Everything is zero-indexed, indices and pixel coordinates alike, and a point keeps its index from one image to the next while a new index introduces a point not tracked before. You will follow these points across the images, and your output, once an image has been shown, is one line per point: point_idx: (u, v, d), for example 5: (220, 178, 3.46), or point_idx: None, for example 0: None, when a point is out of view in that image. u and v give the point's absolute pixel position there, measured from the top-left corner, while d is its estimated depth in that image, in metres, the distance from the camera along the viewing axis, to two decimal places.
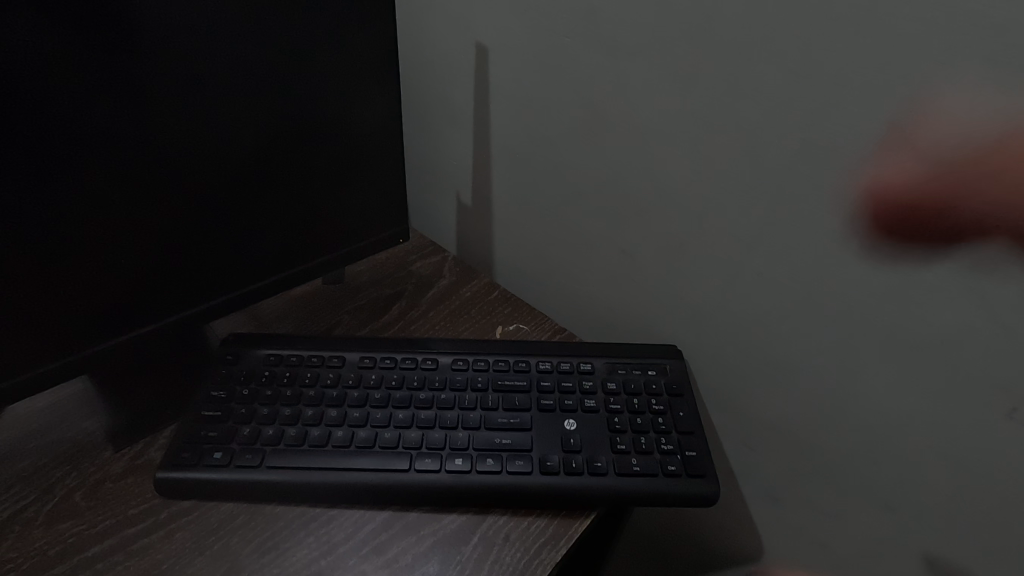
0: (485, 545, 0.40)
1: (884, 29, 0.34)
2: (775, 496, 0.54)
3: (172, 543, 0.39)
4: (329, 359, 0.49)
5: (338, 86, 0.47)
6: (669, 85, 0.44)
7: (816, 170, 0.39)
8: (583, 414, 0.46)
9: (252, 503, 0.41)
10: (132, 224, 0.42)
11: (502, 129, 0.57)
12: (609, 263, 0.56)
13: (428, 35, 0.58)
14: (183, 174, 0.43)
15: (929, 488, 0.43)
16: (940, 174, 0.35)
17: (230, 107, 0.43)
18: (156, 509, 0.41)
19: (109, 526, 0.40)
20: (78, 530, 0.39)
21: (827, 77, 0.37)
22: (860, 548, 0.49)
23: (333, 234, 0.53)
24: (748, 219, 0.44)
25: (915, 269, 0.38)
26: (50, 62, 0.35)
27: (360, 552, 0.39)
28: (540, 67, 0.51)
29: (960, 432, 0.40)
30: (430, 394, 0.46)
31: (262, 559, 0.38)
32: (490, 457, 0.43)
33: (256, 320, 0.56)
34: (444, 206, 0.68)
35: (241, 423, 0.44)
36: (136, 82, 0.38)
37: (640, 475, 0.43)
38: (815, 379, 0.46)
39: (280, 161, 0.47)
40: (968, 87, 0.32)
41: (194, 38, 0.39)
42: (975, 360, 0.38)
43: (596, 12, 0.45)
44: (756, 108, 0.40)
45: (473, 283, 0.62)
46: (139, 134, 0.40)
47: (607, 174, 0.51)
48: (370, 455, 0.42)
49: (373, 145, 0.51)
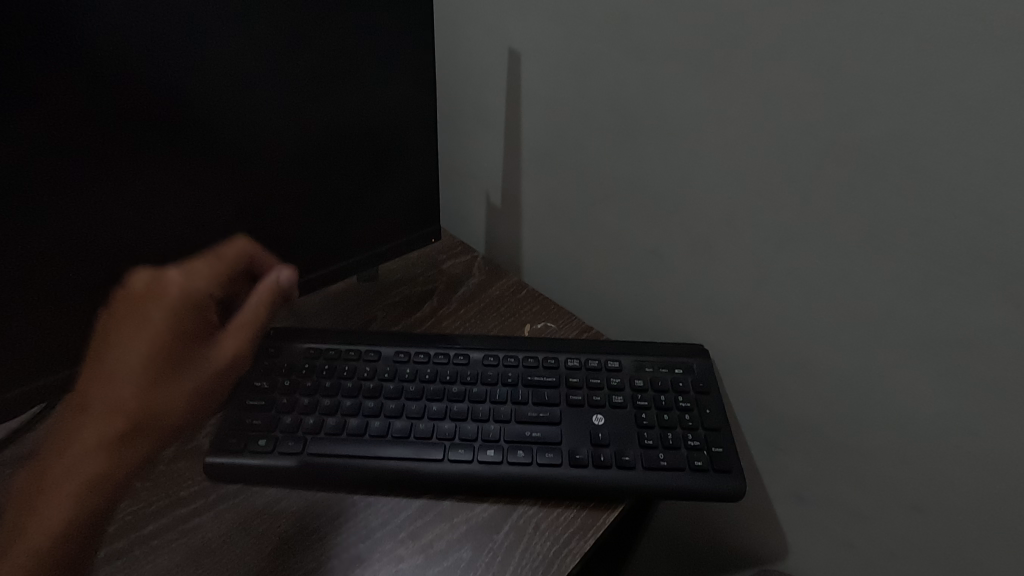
0: (516, 534, 0.41)
1: (916, 32, 0.34)
2: (799, 496, 0.54)
3: (220, 524, 0.41)
4: (365, 352, 0.51)
5: (376, 91, 0.49)
6: (698, 88, 0.45)
7: (844, 172, 0.40)
8: (611, 409, 0.47)
9: (294, 488, 0.43)
10: (182, 225, 0.44)
11: (532, 132, 0.59)
12: (636, 263, 0.57)
13: (461, 41, 0.60)
14: (230, 176, 0.45)
15: (958, 487, 0.43)
16: (968, 175, 0.35)
17: (273, 110, 0.45)
18: (203, 492, 0.43)
19: (161, 508, 0.42)
20: (133, 510, 0.42)
21: (855, 81, 0.37)
22: (887, 548, 0.50)
23: (369, 232, 0.55)
24: (775, 220, 0.45)
25: (943, 269, 0.38)
26: (98, 69, 0.37)
27: (397, 537, 0.41)
28: (571, 70, 0.52)
29: (990, 431, 0.40)
30: (462, 388, 0.48)
31: (305, 541, 0.40)
32: (521, 449, 0.44)
33: (294, 316, 0.58)
34: (474, 206, 0.70)
35: (283, 412, 0.46)
36: (178, 84, 0.40)
37: (667, 469, 0.44)
38: (842, 379, 0.47)
39: (323, 163, 0.49)
40: (999, 86, 0.33)
41: (244, 45, 0.41)
42: (1004, 360, 0.38)
43: (627, 18, 0.46)
44: (784, 111, 0.41)
45: (502, 282, 0.63)
46: (192, 138, 0.42)
47: (636, 174, 0.52)
48: (406, 445, 0.44)
49: (408, 146, 0.53)
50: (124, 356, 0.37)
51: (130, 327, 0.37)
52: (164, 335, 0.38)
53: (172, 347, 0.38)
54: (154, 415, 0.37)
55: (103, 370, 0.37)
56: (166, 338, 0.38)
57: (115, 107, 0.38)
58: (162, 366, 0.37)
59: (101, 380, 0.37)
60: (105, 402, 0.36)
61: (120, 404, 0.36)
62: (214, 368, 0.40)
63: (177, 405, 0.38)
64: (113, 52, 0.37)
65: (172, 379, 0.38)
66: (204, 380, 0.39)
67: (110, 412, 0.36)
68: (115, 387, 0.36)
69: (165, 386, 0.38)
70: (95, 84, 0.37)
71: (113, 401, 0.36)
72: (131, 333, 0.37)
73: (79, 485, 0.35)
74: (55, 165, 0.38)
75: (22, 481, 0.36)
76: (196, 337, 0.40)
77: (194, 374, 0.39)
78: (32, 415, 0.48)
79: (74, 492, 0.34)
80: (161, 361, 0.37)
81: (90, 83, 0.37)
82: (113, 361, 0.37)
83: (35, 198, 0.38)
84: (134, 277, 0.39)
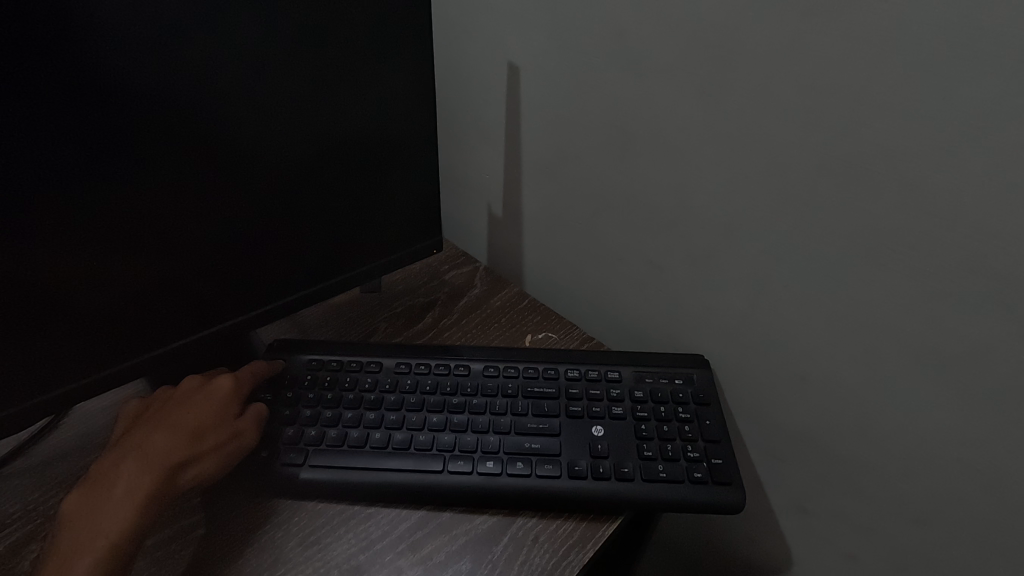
0: (515, 546, 0.41)
1: (904, 47, 0.34)
2: (803, 507, 0.54)
3: (225, 533, 0.42)
4: (367, 364, 0.51)
5: (377, 107, 0.50)
6: (693, 103, 0.45)
7: (837, 186, 0.40)
8: (610, 421, 0.47)
9: (296, 499, 0.44)
10: (190, 239, 0.45)
11: (532, 145, 0.59)
12: (637, 274, 0.57)
13: (462, 56, 0.61)
14: (233, 191, 0.46)
15: (962, 500, 0.43)
16: (961, 190, 0.35)
17: (275, 126, 0.45)
18: (210, 500, 0.44)
19: (172, 518, 0.43)
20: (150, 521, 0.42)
21: (846, 97, 0.37)
22: (890, 560, 0.49)
23: (372, 246, 0.56)
24: (771, 233, 0.45)
25: (939, 283, 0.38)
26: (101, 88, 0.38)
27: (397, 549, 0.41)
28: (568, 85, 0.53)
29: (990, 445, 0.40)
30: (463, 399, 0.48)
31: (306, 552, 0.41)
32: (520, 460, 0.44)
33: (299, 327, 0.59)
34: (477, 218, 0.71)
35: (286, 424, 0.47)
36: (180, 101, 0.41)
37: (666, 481, 0.44)
38: (842, 390, 0.46)
39: (325, 179, 0.50)
40: (990, 104, 0.32)
41: (244, 64, 0.42)
42: (1003, 374, 0.38)
43: (621, 34, 0.47)
44: (777, 126, 0.41)
45: (504, 292, 0.64)
46: (200, 155, 0.43)
47: (633, 187, 0.53)
48: (406, 456, 0.45)
49: (410, 161, 0.54)
50: (187, 416, 0.44)
51: (200, 395, 0.45)
52: (221, 403, 0.45)
53: (199, 435, 0.43)
54: (196, 460, 0.42)
55: (163, 425, 0.43)
56: (223, 404, 0.45)
57: (116, 123, 0.39)
58: (211, 421, 0.44)
59: (158, 431, 0.42)
60: (163, 447, 0.41)
61: (173, 449, 0.41)
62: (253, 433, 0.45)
63: (217, 453, 0.43)
64: (114, 68, 0.37)
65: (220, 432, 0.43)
66: (241, 435, 0.44)
67: (161, 453, 0.41)
68: (169, 437, 0.42)
69: (209, 435, 0.43)
70: (98, 101, 0.38)
71: (165, 448, 0.41)
72: (200, 400, 0.45)
73: (127, 509, 0.38)
74: (58, 180, 0.38)
75: (66, 505, 0.39)
76: (239, 406, 0.46)
77: (233, 429, 0.44)
78: (43, 426, 0.49)
79: (124, 514, 0.38)
80: (210, 419, 0.44)
81: (90, 98, 0.37)
82: (174, 419, 0.43)
83: (48, 211, 0.39)
84: (188, 383, 0.47)
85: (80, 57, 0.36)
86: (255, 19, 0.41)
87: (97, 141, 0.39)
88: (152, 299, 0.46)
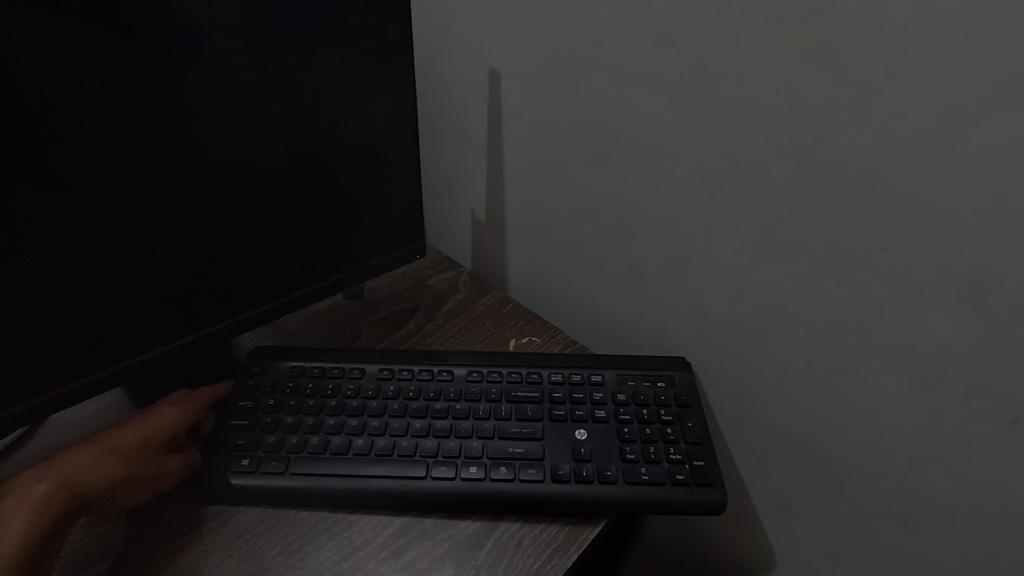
0: (498, 551, 0.41)
1: (874, 53, 0.35)
2: (785, 507, 0.55)
3: (172, 562, 0.40)
4: (350, 370, 0.51)
5: (357, 109, 0.49)
6: (670, 109, 0.46)
7: (812, 190, 0.41)
8: (593, 424, 0.48)
9: (278, 508, 0.44)
10: (163, 248, 0.45)
11: (514, 151, 0.59)
12: (619, 278, 0.58)
13: (444, 60, 0.61)
14: (211, 196, 0.45)
15: (936, 496, 0.44)
16: (931, 193, 0.36)
17: (255, 132, 0.45)
18: (154, 522, 0.43)
19: (122, 536, 0.42)
20: (96, 537, 0.42)
21: (819, 101, 0.38)
22: (870, 558, 0.50)
23: (354, 250, 0.56)
24: (748, 238, 0.46)
25: (909, 283, 0.39)
26: (81, 94, 0.37)
27: (380, 555, 0.41)
28: (549, 89, 0.53)
29: (965, 441, 0.41)
30: (446, 405, 0.48)
31: (287, 561, 0.40)
32: (503, 465, 0.44)
33: (280, 334, 0.59)
34: (461, 223, 0.71)
35: (267, 432, 0.47)
36: (153, 105, 0.40)
37: (648, 483, 0.44)
38: (821, 390, 0.47)
39: (306, 181, 0.49)
40: (960, 109, 0.33)
41: (225, 68, 0.42)
42: (976, 372, 0.38)
43: (600, 40, 0.47)
44: (752, 130, 0.42)
45: (488, 297, 0.64)
46: (179, 159, 0.43)
47: (613, 192, 0.53)
48: (388, 462, 0.44)
49: (394, 165, 0.54)
50: (115, 434, 0.43)
51: (138, 416, 0.44)
52: (157, 426, 0.44)
53: (119, 457, 0.42)
54: (114, 478, 0.41)
55: (88, 441, 0.42)
56: (158, 427, 0.44)
57: (86, 128, 0.38)
58: (135, 442, 0.43)
59: (80, 447, 0.41)
60: (75, 461, 0.40)
61: (87, 466, 0.40)
62: (180, 465, 0.44)
63: (137, 476, 0.42)
64: (92, 74, 0.37)
65: (145, 458, 0.43)
66: (164, 467, 0.43)
67: (74, 468, 0.40)
68: (89, 454, 0.41)
69: (133, 456, 0.42)
70: (69, 106, 0.37)
71: (79, 463, 0.40)
72: (133, 421, 0.44)
73: (21, 517, 0.37)
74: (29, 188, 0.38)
75: None
76: (176, 431, 0.45)
77: (159, 459, 0.43)
78: (18, 436, 0.49)
79: (19, 523, 0.37)
80: (136, 440, 0.43)
81: (68, 106, 0.37)
82: (102, 436, 0.42)
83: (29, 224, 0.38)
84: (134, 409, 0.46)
85: (58, 63, 0.36)
86: (236, 23, 0.41)
87: (61, 146, 0.38)
88: (125, 307, 0.45)
